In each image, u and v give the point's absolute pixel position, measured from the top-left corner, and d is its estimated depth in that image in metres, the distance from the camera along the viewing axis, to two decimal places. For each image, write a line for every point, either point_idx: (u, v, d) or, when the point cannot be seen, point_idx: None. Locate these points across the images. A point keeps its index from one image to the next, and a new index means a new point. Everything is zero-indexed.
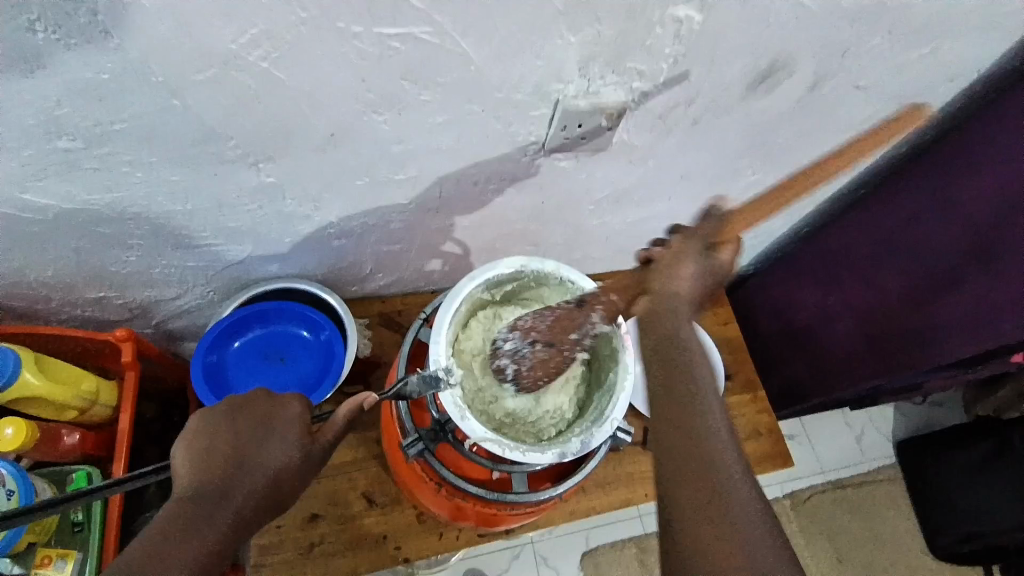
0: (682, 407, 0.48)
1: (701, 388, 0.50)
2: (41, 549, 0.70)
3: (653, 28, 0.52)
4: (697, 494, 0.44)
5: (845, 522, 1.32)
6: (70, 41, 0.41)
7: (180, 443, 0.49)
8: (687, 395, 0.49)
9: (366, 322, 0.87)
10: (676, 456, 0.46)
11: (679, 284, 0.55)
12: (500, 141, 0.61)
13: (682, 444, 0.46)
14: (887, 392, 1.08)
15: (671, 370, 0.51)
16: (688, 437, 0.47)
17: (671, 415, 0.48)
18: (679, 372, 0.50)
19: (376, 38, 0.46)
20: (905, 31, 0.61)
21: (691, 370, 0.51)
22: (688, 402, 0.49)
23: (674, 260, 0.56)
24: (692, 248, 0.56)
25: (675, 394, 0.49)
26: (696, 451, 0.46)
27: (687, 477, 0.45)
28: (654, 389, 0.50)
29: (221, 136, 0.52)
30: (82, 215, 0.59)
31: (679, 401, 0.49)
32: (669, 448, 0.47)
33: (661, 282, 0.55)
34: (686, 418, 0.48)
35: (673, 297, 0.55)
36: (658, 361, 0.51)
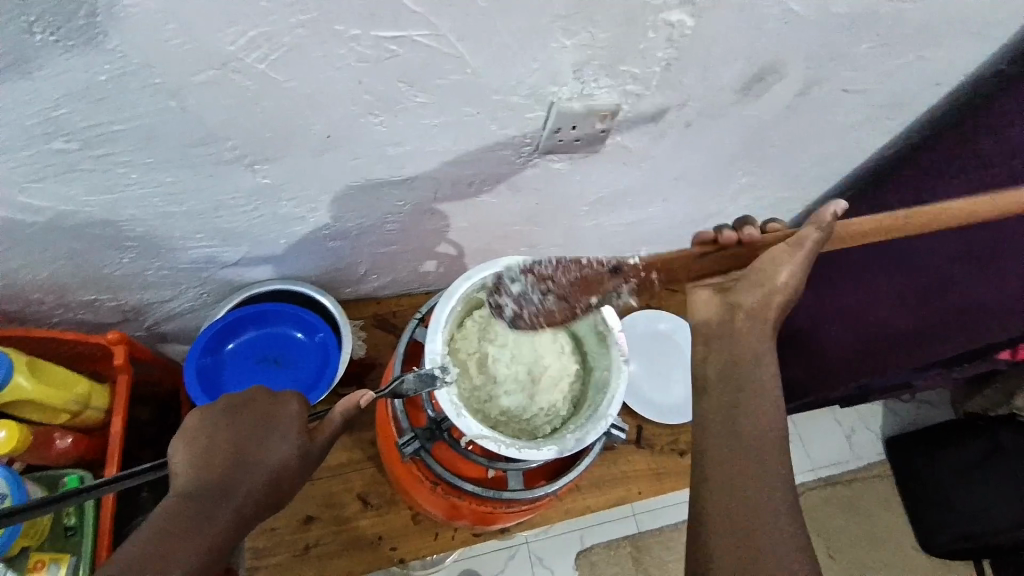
0: (737, 409, 0.51)
1: (760, 395, 0.51)
2: (34, 553, 0.70)
3: (647, 32, 0.52)
4: (731, 491, 0.47)
5: (835, 520, 1.34)
6: (67, 42, 0.41)
7: (179, 441, 0.49)
8: (741, 401, 0.51)
9: (362, 324, 0.87)
10: (719, 453, 0.49)
11: (786, 281, 0.55)
12: (495, 143, 0.61)
13: (728, 444, 0.49)
14: (877, 390, 1.08)
15: (732, 371, 0.53)
16: (734, 439, 0.49)
17: (723, 417, 0.50)
18: (742, 374, 0.52)
19: (375, 41, 0.46)
20: (895, 35, 0.62)
21: (756, 374, 0.52)
22: (741, 406, 0.51)
23: (769, 264, 0.55)
24: (804, 249, 0.55)
25: (731, 395, 0.51)
26: (741, 453, 0.48)
27: (726, 475, 0.48)
28: (714, 388, 0.53)
29: (218, 138, 0.52)
30: (76, 216, 0.58)
31: (734, 403, 0.51)
32: (714, 445, 0.50)
33: (767, 278, 0.55)
34: (738, 422, 0.50)
35: (759, 305, 0.55)
36: (719, 359, 0.54)
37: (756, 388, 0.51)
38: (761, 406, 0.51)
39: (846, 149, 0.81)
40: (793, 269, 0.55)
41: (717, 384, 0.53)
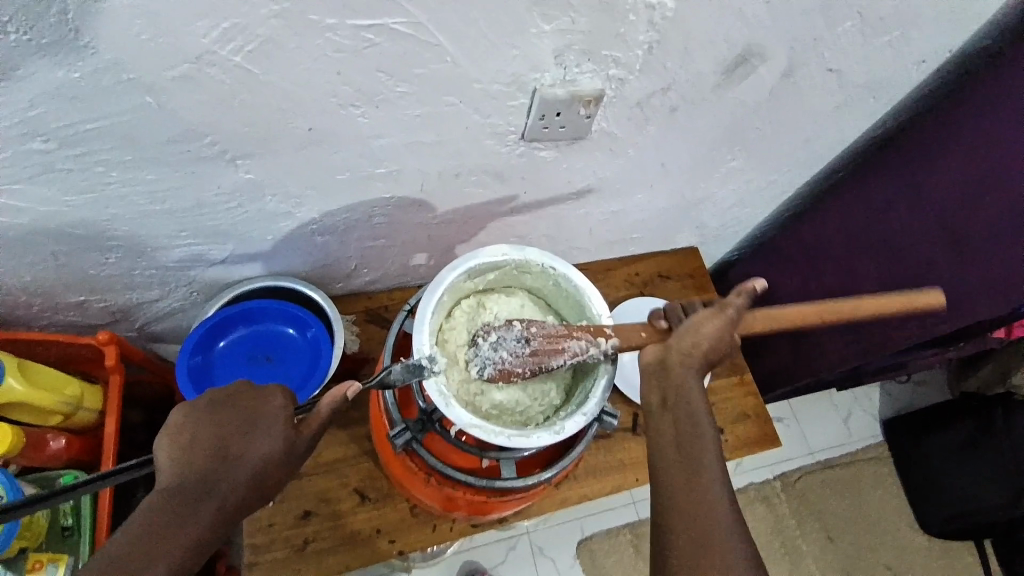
0: (677, 436, 0.51)
1: (698, 415, 0.52)
2: (32, 554, 0.70)
3: (627, 15, 0.52)
4: (687, 519, 0.47)
5: (835, 502, 1.34)
6: (41, 41, 0.41)
7: (163, 438, 0.48)
8: (682, 426, 0.51)
9: (354, 318, 0.86)
10: (671, 483, 0.49)
11: (704, 342, 0.54)
12: (480, 134, 0.61)
13: (678, 472, 0.49)
14: (872, 372, 1.09)
15: (673, 402, 0.53)
16: (683, 467, 0.49)
17: (669, 447, 0.51)
18: (680, 402, 0.52)
19: (352, 31, 0.46)
20: (875, 14, 0.62)
21: (693, 399, 0.52)
22: (685, 432, 0.51)
23: (698, 320, 0.55)
24: (727, 314, 0.55)
25: (674, 424, 0.52)
26: (690, 479, 0.49)
27: (677, 487, 0.48)
28: (656, 423, 0.53)
29: (198, 134, 0.52)
30: (58, 217, 0.58)
31: (675, 432, 0.51)
32: (667, 477, 0.49)
33: (686, 336, 0.55)
34: (682, 449, 0.50)
35: (687, 352, 0.54)
36: (660, 392, 0.54)
37: (692, 410, 0.52)
38: (699, 427, 0.51)
39: (834, 131, 0.81)
40: (721, 327, 0.55)
41: (655, 417, 0.53)
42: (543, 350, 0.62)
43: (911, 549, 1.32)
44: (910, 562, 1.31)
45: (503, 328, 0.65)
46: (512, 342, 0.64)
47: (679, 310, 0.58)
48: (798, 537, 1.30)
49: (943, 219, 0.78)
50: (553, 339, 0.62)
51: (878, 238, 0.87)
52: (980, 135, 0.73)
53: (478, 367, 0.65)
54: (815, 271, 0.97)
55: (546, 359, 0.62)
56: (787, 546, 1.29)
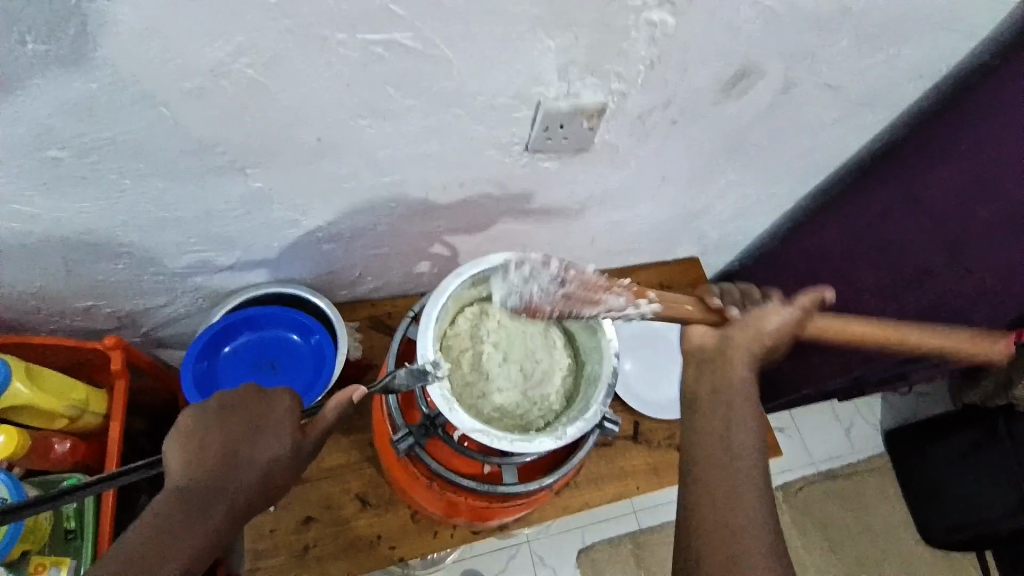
0: (718, 435, 0.51)
1: (742, 420, 0.52)
2: (35, 557, 0.70)
3: (628, 32, 0.53)
4: (718, 512, 0.47)
5: (836, 513, 1.34)
6: (58, 53, 0.42)
7: (172, 440, 0.49)
8: (725, 426, 0.51)
9: (357, 325, 0.87)
10: (706, 477, 0.49)
11: (765, 331, 0.56)
12: (484, 145, 0.62)
13: (715, 470, 0.49)
14: (872, 382, 1.09)
15: (719, 399, 0.53)
16: (720, 466, 0.49)
17: (709, 442, 0.51)
18: (727, 400, 0.53)
19: (360, 46, 0.47)
20: (871, 31, 0.63)
21: (741, 402, 0.53)
22: (727, 429, 0.51)
23: (766, 308, 0.57)
24: (788, 310, 0.57)
25: (717, 412, 0.52)
26: (727, 478, 0.48)
27: (710, 469, 0.49)
28: (700, 417, 0.53)
29: (209, 144, 0.53)
30: (70, 225, 0.59)
31: (717, 430, 0.51)
32: (703, 471, 0.49)
33: (752, 324, 0.56)
34: (722, 447, 0.50)
35: (749, 342, 0.55)
36: (709, 378, 0.55)
37: (737, 411, 0.52)
38: (742, 429, 0.51)
39: (833, 144, 0.82)
40: (782, 321, 0.56)
41: (702, 413, 0.53)
42: (577, 299, 0.58)
43: (912, 562, 1.32)
44: None
45: (540, 263, 0.59)
46: (548, 283, 0.58)
47: (737, 303, 0.60)
48: (799, 548, 1.30)
49: (941, 230, 0.79)
50: (591, 290, 0.58)
51: (876, 250, 0.88)
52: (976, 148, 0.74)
53: (507, 295, 0.62)
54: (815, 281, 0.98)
55: (575, 308, 0.58)
56: (787, 557, 1.29)
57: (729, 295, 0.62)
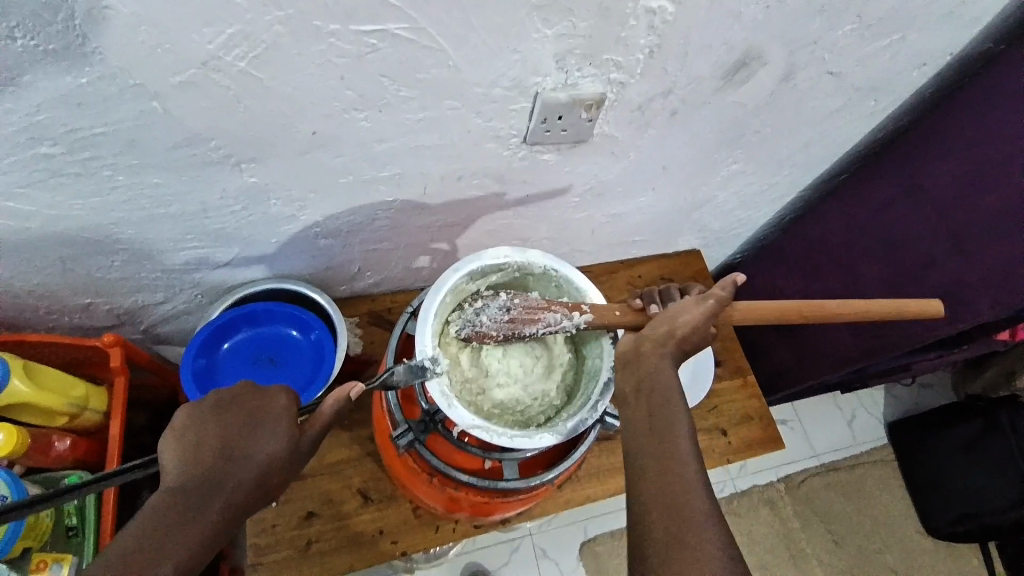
0: (652, 429, 0.50)
1: (676, 409, 0.50)
2: (36, 554, 0.70)
3: (626, 20, 0.52)
4: (659, 504, 0.45)
5: (839, 505, 1.34)
6: (48, 47, 0.42)
7: (169, 436, 0.49)
8: (657, 418, 0.50)
9: (357, 321, 0.87)
10: (646, 476, 0.47)
11: (678, 325, 0.56)
12: (481, 137, 0.61)
13: (654, 466, 0.47)
14: (876, 374, 1.08)
15: (648, 391, 0.52)
16: (659, 459, 0.48)
17: (644, 439, 0.49)
18: (652, 393, 0.52)
19: (353, 36, 0.46)
20: (873, 18, 0.62)
21: (670, 389, 0.52)
22: (660, 423, 0.50)
23: (681, 305, 0.57)
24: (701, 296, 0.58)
25: (646, 407, 0.51)
26: (667, 473, 0.47)
27: (648, 464, 0.48)
28: (633, 413, 0.52)
29: (203, 138, 0.53)
30: (65, 221, 0.58)
31: (649, 424, 0.50)
32: (643, 469, 0.48)
33: (667, 320, 0.56)
34: (659, 441, 0.49)
35: (664, 336, 0.55)
36: (633, 376, 0.54)
37: (668, 399, 0.51)
38: (675, 418, 0.50)
39: (835, 134, 0.81)
40: (696, 314, 0.56)
41: (634, 407, 0.52)
42: (520, 318, 0.64)
43: (916, 553, 1.32)
44: (915, 565, 1.31)
45: (490, 297, 0.67)
46: (494, 309, 0.65)
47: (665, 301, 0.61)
48: (802, 540, 1.29)
49: (944, 219, 0.78)
50: (532, 310, 0.63)
51: (877, 241, 0.87)
52: (980, 137, 0.73)
53: (462, 326, 0.67)
54: (816, 272, 0.97)
55: (521, 326, 0.64)
56: (791, 549, 1.28)
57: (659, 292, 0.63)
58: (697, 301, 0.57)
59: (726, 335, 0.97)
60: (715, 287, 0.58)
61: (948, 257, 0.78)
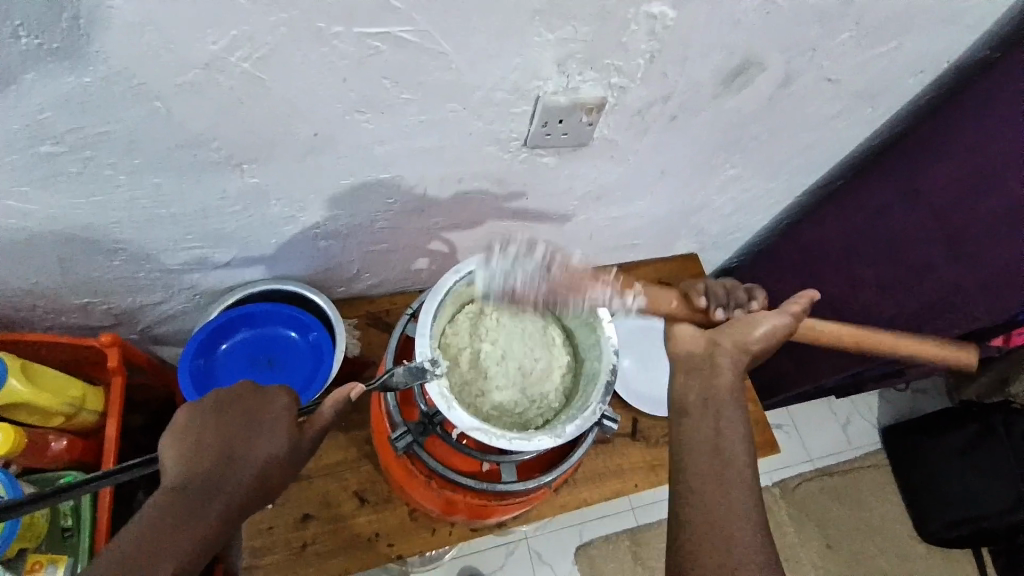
0: (708, 442, 0.52)
1: (733, 428, 0.53)
2: (31, 555, 0.70)
3: (627, 26, 0.53)
4: (708, 511, 0.47)
5: (833, 509, 1.34)
6: (52, 46, 0.42)
7: (169, 436, 0.49)
8: (718, 433, 0.52)
9: (355, 323, 0.87)
10: (698, 482, 0.49)
11: (750, 339, 0.60)
12: (482, 140, 0.62)
13: (705, 474, 0.49)
14: (872, 379, 1.09)
15: (710, 402, 0.55)
16: (712, 470, 0.50)
17: (699, 447, 0.51)
18: (718, 406, 0.54)
19: (357, 38, 0.47)
20: (870, 26, 0.63)
21: (730, 407, 0.54)
22: (719, 436, 0.52)
23: (754, 317, 0.61)
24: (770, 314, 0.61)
25: (709, 420, 0.53)
26: (717, 484, 0.49)
27: (703, 473, 0.50)
28: (692, 419, 0.54)
29: (205, 139, 0.53)
30: (64, 220, 0.58)
31: (708, 435, 0.52)
32: (695, 475, 0.50)
33: (742, 333, 0.60)
34: (713, 454, 0.51)
35: (736, 347, 0.59)
36: (699, 385, 0.56)
37: (727, 415, 0.53)
38: (732, 436, 0.52)
39: (833, 141, 0.81)
40: (769, 329, 0.60)
41: (694, 415, 0.54)
42: (563, 286, 0.62)
43: (909, 558, 1.32)
44: (910, 570, 1.31)
45: (522, 253, 0.65)
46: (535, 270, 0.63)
47: (724, 303, 0.64)
48: (797, 544, 1.30)
49: (940, 226, 0.78)
50: (579, 281, 0.63)
51: (873, 247, 0.87)
52: (974, 144, 0.74)
53: (490, 280, 0.65)
54: (812, 278, 0.98)
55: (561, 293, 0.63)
56: (786, 553, 1.29)
57: (715, 292, 0.64)
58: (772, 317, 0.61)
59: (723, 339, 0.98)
60: (789, 304, 0.62)
61: (948, 262, 0.79)
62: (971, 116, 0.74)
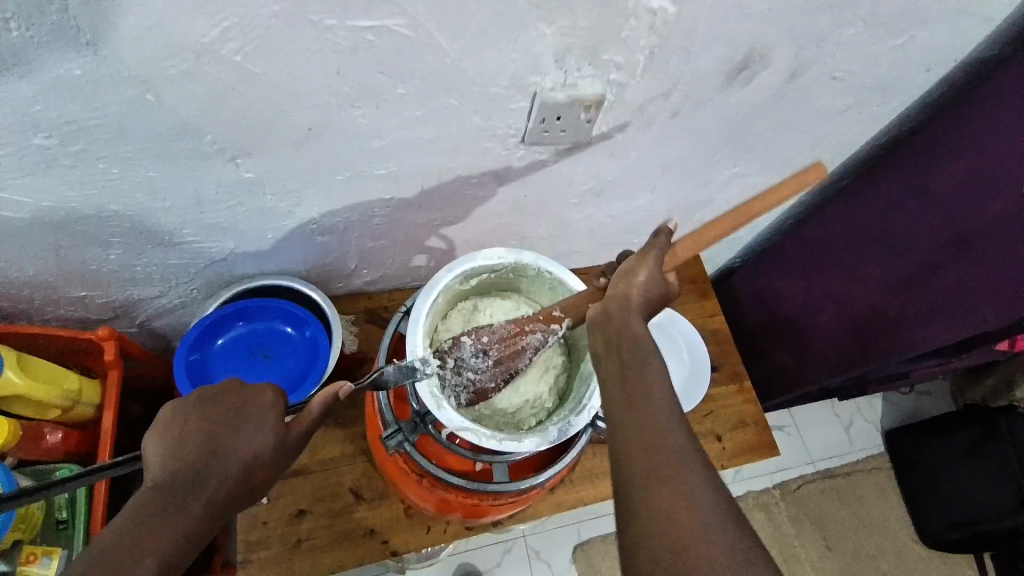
0: (632, 405, 0.45)
1: (655, 380, 0.46)
2: (26, 546, 0.70)
3: (627, 19, 0.52)
4: (646, 468, 0.41)
5: (833, 510, 1.33)
6: (44, 38, 0.41)
7: (152, 431, 0.49)
8: (637, 383, 0.46)
9: (353, 318, 0.87)
10: (632, 454, 0.42)
11: (634, 287, 0.52)
12: (479, 135, 0.61)
13: (636, 432, 0.43)
14: (873, 381, 1.08)
15: (625, 378, 0.47)
16: (640, 427, 0.43)
17: (621, 414, 0.45)
18: (629, 359, 0.48)
19: (351, 31, 0.46)
20: (877, 22, 0.61)
21: (651, 377, 0.46)
22: (640, 386, 0.46)
23: (628, 268, 0.53)
24: (654, 254, 0.53)
25: (623, 380, 0.47)
26: (649, 437, 0.43)
27: (630, 429, 0.44)
28: (614, 410, 0.46)
29: (198, 132, 0.52)
30: (59, 213, 0.58)
31: (636, 419, 0.44)
32: (626, 442, 0.43)
33: (618, 287, 0.53)
34: (639, 407, 0.45)
35: (623, 302, 0.52)
36: (603, 334, 0.52)
37: (646, 363, 0.47)
38: (655, 392, 0.45)
39: (837, 138, 0.80)
40: (652, 269, 0.52)
41: (616, 406, 0.46)
42: (505, 357, 0.63)
43: (909, 562, 1.31)
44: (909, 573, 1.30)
45: (453, 346, 0.63)
46: (470, 359, 0.63)
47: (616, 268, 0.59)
48: (795, 545, 1.29)
49: (951, 224, 0.77)
50: (510, 343, 0.63)
51: (878, 246, 0.86)
52: (974, 143, 0.74)
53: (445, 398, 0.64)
54: (815, 277, 0.97)
55: (511, 363, 0.64)
56: (784, 555, 1.28)
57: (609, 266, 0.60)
58: (642, 257, 0.53)
59: (723, 338, 0.97)
60: (654, 239, 0.54)
61: (952, 261, 0.77)
62: (970, 117, 0.74)
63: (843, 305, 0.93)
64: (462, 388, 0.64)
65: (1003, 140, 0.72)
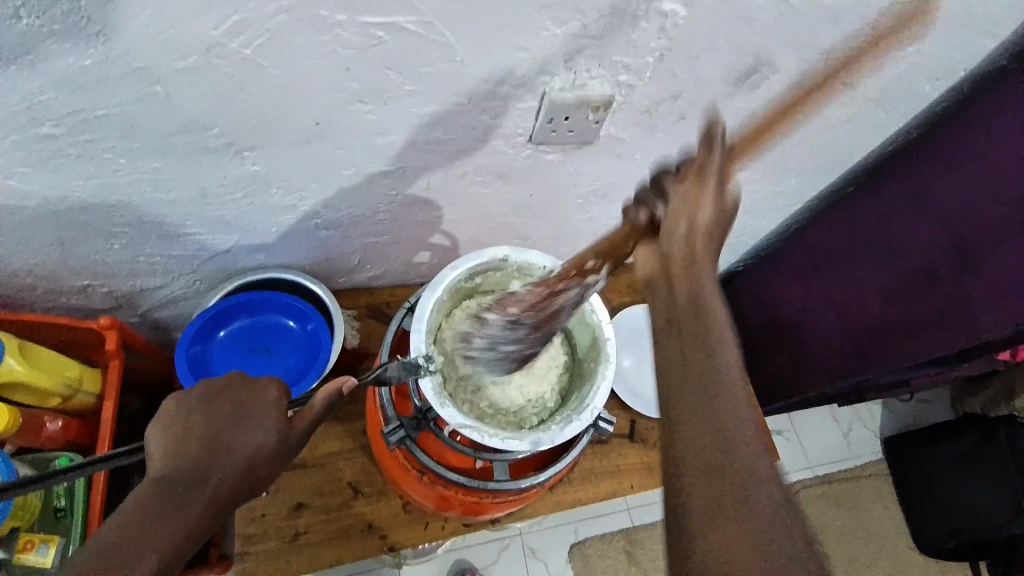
0: (695, 369, 0.41)
1: (721, 344, 0.42)
2: (24, 534, 0.70)
3: (637, 21, 0.51)
4: (708, 444, 0.39)
5: (831, 516, 1.33)
6: (53, 28, 0.41)
7: (155, 425, 0.49)
8: (701, 344, 0.42)
9: (355, 314, 0.87)
10: (691, 427, 0.39)
11: (700, 226, 0.47)
12: (485, 134, 0.61)
13: (700, 407, 0.40)
14: (875, 388, 1.08)
15: (685, 335, 0.43)
16: (705, 399, 0.40)
17: (679, 382, 0.41)
18: (690, 316, 0.43)
19: (361, 28, 0.46)
20: (888, 29, 0.61)
21: (716, 339, 0.42)
22: (706, 352, 0.42)
23: (684, 205, 0.47)
24: (710, 181, 0.47)
25: (682, 341, 0.43)
26: (712, 412, 0.40)
27: (692, 400, 0.40)
28: (671, 372, 0.42)
29: (206, 125, 0.52)
30: (64, 203, 0.58)
31: (698, 388, 0.40)
32: (685, 414, 0.40)
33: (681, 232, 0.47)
34: (704, 378, 0.41)
35: (687, 251, 0.46)
36: (665, 300, 0.45)
37: (707, 321, 0.43)
38: (723, 361, 0.42)
39: (844, 143, 0.80)
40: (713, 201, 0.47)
41: (677, 383, 0.41)
42: (540, 323, 0.62)
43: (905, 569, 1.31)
44: None
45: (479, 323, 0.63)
46: (500, 332, 0.63)
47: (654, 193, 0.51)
48: None
49: (952, 235, 0.75)
50: (540, 307, 0.61)
51: (877, 254, 0.85)
52: (980, 155, 0.74)
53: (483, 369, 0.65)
54: (814, 282, 0.96)
55: (546, 325, 0.62)
56: None
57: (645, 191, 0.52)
58: (697, 191, 0.48)
59: None
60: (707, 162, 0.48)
61: (952, 275, 0.75)
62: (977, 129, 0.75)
63: (840, 310, 0.91)
64: (498, 355, 0.64)
65: (1005, 148, 0.73)
